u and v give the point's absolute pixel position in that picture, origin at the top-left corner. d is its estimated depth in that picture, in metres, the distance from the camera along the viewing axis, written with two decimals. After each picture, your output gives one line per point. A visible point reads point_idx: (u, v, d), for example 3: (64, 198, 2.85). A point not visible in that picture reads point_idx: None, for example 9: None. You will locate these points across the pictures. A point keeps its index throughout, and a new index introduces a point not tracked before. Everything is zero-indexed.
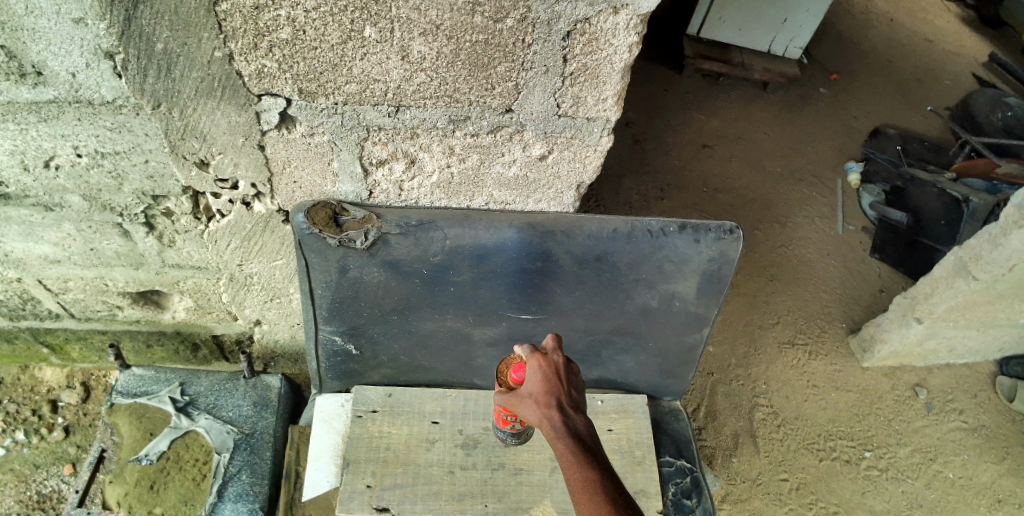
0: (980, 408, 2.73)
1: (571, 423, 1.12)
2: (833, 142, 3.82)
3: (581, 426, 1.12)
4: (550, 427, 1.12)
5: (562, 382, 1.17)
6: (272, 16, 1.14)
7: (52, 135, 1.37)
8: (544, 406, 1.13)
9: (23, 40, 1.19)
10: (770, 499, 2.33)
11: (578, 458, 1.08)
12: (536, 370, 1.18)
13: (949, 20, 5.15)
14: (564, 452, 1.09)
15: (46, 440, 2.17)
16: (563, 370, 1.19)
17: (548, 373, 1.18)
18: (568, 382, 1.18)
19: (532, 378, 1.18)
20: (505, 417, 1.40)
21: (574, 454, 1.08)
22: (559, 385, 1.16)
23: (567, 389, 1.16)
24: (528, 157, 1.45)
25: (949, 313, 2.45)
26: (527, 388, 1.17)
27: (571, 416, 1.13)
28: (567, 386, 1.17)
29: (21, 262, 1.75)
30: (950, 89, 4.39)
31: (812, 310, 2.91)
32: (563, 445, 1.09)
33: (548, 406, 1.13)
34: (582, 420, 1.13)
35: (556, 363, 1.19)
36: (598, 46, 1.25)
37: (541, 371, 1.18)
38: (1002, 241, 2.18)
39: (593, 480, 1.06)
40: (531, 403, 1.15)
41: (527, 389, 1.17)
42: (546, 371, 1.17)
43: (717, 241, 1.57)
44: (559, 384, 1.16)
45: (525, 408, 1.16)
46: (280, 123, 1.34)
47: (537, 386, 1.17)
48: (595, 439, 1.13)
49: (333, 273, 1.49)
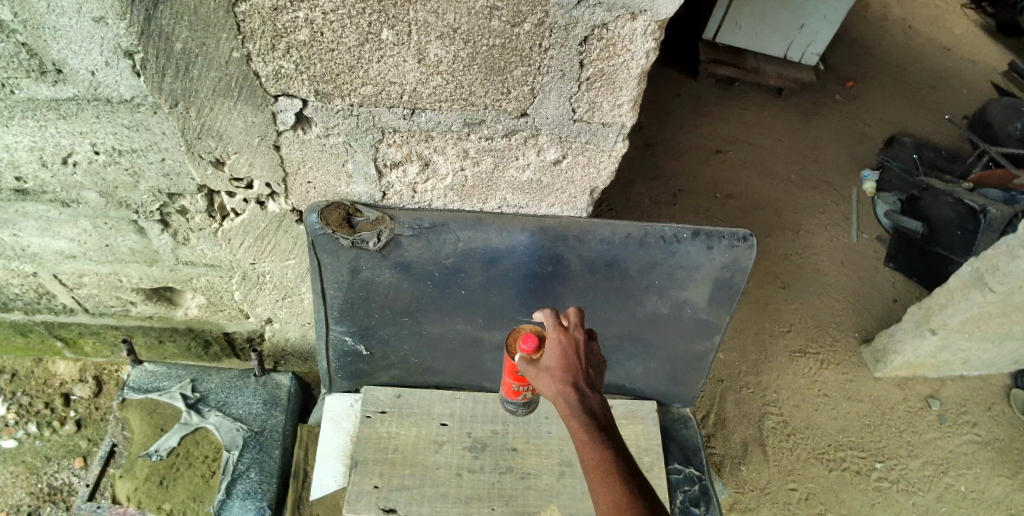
0: (993, 421, 2.70)
1: (586, 400, 1.15)
2: (848, 149, 3.79)
3: (595, 404, 1.16)
4: (564, 400, 1.16)
5: (580, 359, 1.21)
6: (290, 17, 1.14)
7: (71, 132, 1.38)
8: (559, 380, 1.18)
9: (44, 38, 1.20)
10: (779, 508, 2.31)
11: (590, 433, 1.12)
12: (556, 346, 1.22)
13: (967, 27, 5.10)
14: (577, 427, 1.13)
15: (58, 433, 2.18)
16: (582, 347, 1.23)
17: (567, 350, 1.22)
18: (586, 361, 1.22)
19: (551, 353, 1.22)
20: (517, 387, 1.44)
21: (587, 429, 1.12)
22: (576, 361, 1.20)
23: (584, 366, 1.20)
24: (543, 161, 1.45)
25: (964, 324, 2.42)
26: (546, 363, 1.22)
27: (586, 394, 1.16)
28: (584, 363, 1.21)
29: (36, 257, 1.77)
30: (968, 97, 4.35)
31: (824, 318, 2.89)
32: (577, 420, 1.13)
33: (565, 382, 1.17)
34: (596, 398, 1.17)
35: (575, 340, 1.24)
36: (615, 52, 1.24)
37: (561, 348, 1.22)
38: (1019, 253, 2.15)
39: (604, 455, 1.10)
40: (548, 377, 1.19)
41: (545, 363, 1.21)
42: (564, 348, 1.22)
43: (731, 249, 1.56)
44: (577, 361, 1.20)
45: (541, 381, 1.20)
46: (296, 124, 1.34)
47: (555, 361, 1.21)
48: (608, 416, 1.16)
49: (345, 274, 1.50)
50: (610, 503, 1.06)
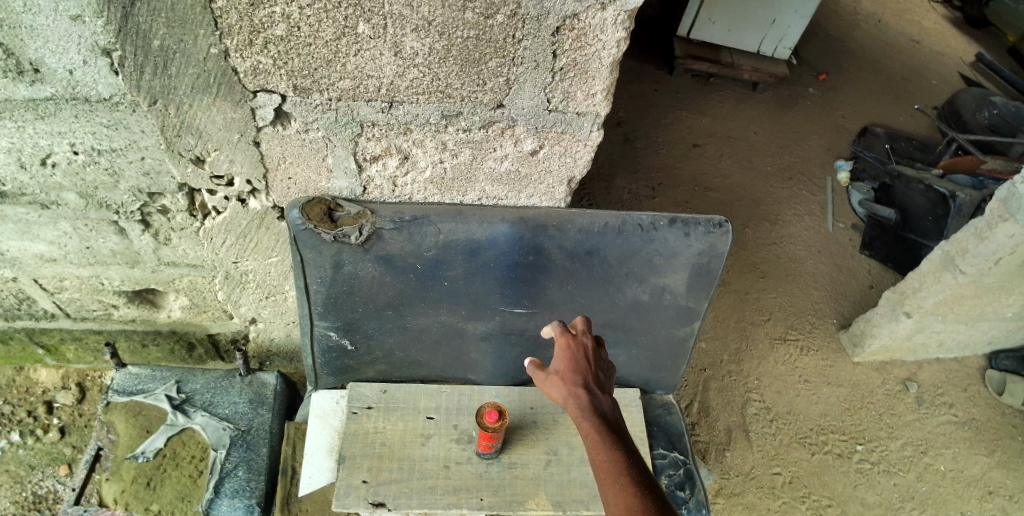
0: (969, 401, 2.76)
1: (594, 397, 1.24)
2: (823, 142, 3.86)
3: (605, 404, 1.23)
4: (574, 402, 1.24)
5: (588, 361, 1.30)
6: (267, 12, 1.16)
7: (49, 132, 1.39)
8: (567, 380, 1.26)
9: (21, 37, 1.21)
10: (764, 493, 2.35)
11: (600, 430, 1.19)
12: (566, 351, 1.32)
13: (936, 20, 5.22)
14: (588, 427, 1.20)
15: (42, 440, 2.17)
16: (590, 351, 1.32)
17: (576, 355, 1.31)
18: (595, 364, 1.30)
19: (561, 358, 1.31)
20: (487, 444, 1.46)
21: (597, 427, 1.19)
22: (584, 364, 1.29)
23: (593, 368, 1.29)
24: (520, 152, 1.47)
25: (938, 307, 2.48)
26: (555, 367, 1.30)
27: (596, 395, 1.24)
28: (592, 365, 1.30)
29: (17, 261, 1.76)
30: (938, 89, 4.46)
31: (803, 306, 2.94)
32: (588, 420, 1.20)
33: (575, 384, 1.25)
34: (606, 399, 1.25)
35: (584, 344, 1.33)
36: (587, 42, 1.27)
37: (570, 353, 1.31)
38: (987, 235, 2.22)
39: (614, 451, 1.16)
40: (559, 380, 1.27)
41: (555, 366, 1.30)
42: (572, 350, 1.31)
43: (707, 235, 1.60)
44: (586, 363, 1.29)
45: (551, 383, 1.29)
46: (275, 119, 1.36)
47: (564, 364, 1.30)
48: (616, 414, 1.23)
49: (327, 270, 1.51)
50: (614, 492, 1.11)
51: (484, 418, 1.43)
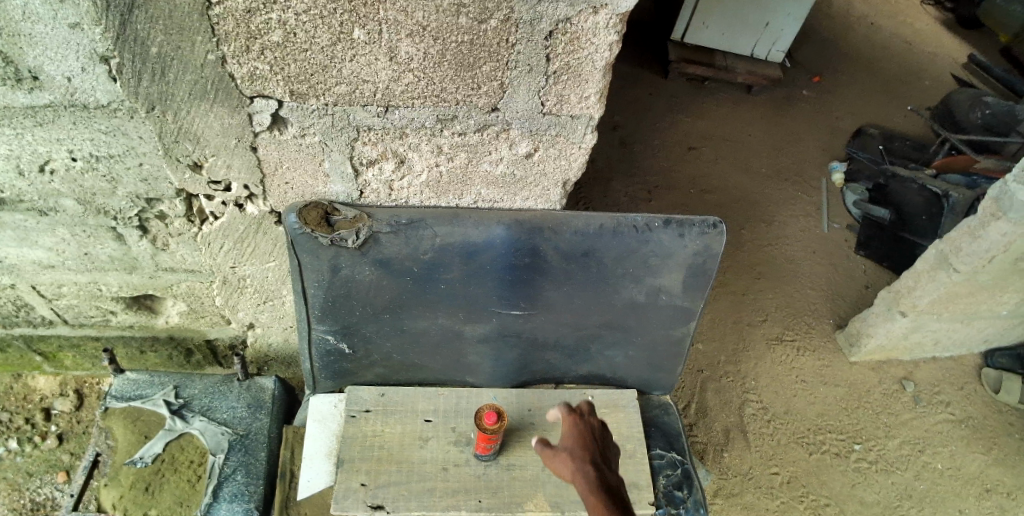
0: (966, 400, 2.78)
1: (602, 473, 1.29)
2: (817, 144, 3.88)
3: (612, 483, 1.28)
4: (583, 476, 1.28)
5: (595, 439, 1.36)
6: (263, 19, 1.17)
7: (47, 139, 1.40)
8: (575, 457, 1.31)
9: (19, 45, 1.22)
10: (762, 493, 2.35)
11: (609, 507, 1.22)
12: (572, 427, 1.37)
13: (928, 22, 5.26)
14: (597, 503, 1.23)
15: (40, 448, 2.17)
16: (595, 430, 1.38)
17: (583, 432, 1.36)
18: (600, 443, 1.36)
19: (568, 434, 1.36)
20: (484, 444, 1.46)
21: (606, 502, 1.23)
22: (591, 441, 1.35)
23: (599, 447, 1.35)
24: (515, 155, 1.49)
25: (932, 306, 2.50)
26: (562, 443, 1.35)
27: (603, 472, 1.30)
28: (599, 445, 1.35)
29: (15, 268, 1.77)
30: (931, 90, 4.49)
31: (799, 306, 2.96)
32: (597, 497, 1.24)
33: (584, 460, 1.30)
34: (612, 477, 1.30)
35: (589, 423, 1.39)
36: (580, 45, 1.29)
37: (577, 429, 1.36)
38: (981, 234, 2.24)
39: None
40: (567, 457, 1.32)
41: (562, 442, 1.35)
42: (576, 425, 1.37)
43: (701, 236, 1.60)
44: (591, 440, 1.35)
45: (559, 458, 1.32)
46: (272, 125, 1.37)
47: (571, 440, 1.35)
48: (622, 494, 1.27)
49: (325, 273, 1.50)
50: None
51: (484, 421, 1.42)
